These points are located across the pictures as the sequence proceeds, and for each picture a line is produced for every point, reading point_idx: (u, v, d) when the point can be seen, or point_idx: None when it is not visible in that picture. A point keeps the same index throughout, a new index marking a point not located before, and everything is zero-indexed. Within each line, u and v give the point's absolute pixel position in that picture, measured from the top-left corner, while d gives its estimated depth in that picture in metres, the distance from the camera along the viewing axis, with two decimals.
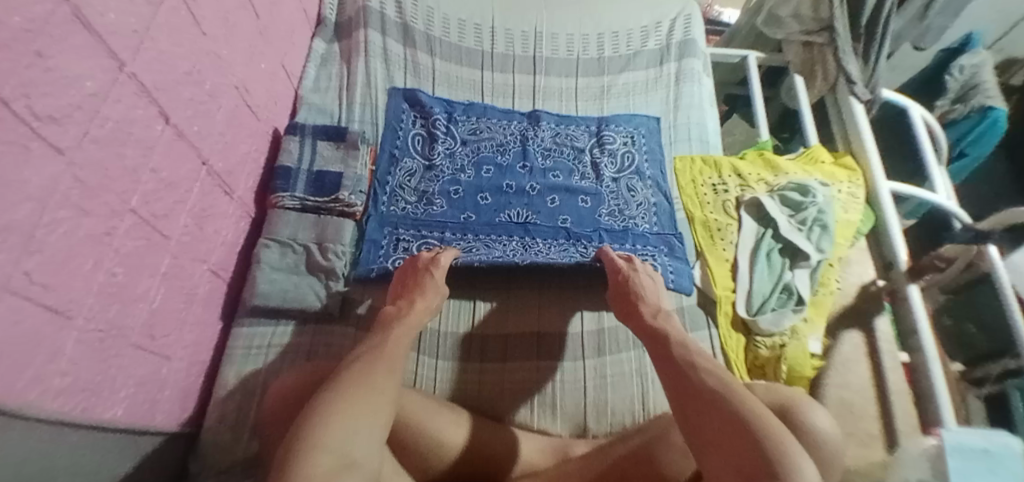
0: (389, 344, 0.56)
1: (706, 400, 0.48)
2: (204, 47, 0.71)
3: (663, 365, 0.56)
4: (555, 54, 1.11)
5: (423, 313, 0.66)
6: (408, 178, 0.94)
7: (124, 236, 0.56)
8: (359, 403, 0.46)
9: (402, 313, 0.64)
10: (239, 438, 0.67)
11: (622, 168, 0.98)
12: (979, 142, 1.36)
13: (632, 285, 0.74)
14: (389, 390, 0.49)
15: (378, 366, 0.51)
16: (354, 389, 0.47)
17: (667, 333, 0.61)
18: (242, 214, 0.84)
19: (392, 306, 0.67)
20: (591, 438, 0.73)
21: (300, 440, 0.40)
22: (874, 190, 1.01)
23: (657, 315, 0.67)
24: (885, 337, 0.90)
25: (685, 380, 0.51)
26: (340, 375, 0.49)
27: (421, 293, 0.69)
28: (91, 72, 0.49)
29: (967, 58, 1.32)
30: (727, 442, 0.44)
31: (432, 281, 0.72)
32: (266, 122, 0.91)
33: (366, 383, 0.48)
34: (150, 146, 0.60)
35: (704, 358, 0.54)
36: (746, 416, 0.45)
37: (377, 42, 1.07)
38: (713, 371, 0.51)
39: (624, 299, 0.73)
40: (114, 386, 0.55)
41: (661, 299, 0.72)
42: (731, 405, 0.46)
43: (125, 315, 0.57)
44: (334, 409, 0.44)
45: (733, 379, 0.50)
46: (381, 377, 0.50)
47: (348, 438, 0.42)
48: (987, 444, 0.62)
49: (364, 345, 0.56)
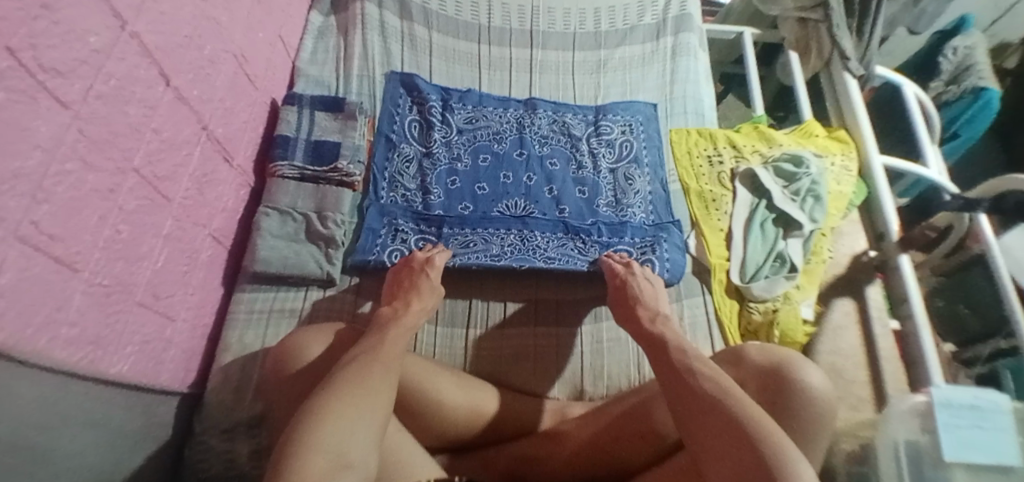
0: (385, 346, 0.54)
1: (705, 406, 0.47)
2: (203, 12, 0.71)
3: (660, 372, 0.55)
4: (552, 28, 1.11)
5: (419, 315, 0.64)
6: (405, 165, 0.92)
7: (128, 194, 0.56)
8: (355, 405, 0.44)
9: (398, 315, 0.62)
10: (242, 399, 0.69)
11: (620, 158, 0.98)
12: (972, 123, 1.35)
13: (632, 290, 0.72)
14: (385, 391, 0.48)
15: (374, 367, 0.49)
16: (346, 390, 0.45)
17: (665, 338, 0.59)
18: (241, 182, 0.84)
19: (389, 307, 0.64)
20: (588, 400, 0.75)
21: (292, 445, 0.39)
22: (868, 164, 1.02)
23: (655, 321, 0.65)
24: (876, 304, 0.92)
25: (682, 386, 0.50)
26: (334, 377, 0.48)
27: (416, 294, 0.68)
28: (96, 28, 0.49)
29: (960, 40, 1.35)
30: (725, 444, 0.43)
31: (428, 282, 0.70)
32: (264, 91, 0.91)
33: (364, 383, 0.47)
34: (152, 106, 0.60)
35: (700, 362, 0.53)
36: (747, 423, 0.43)
37: (374, 15, 1.07)
38: (711, 377, 0.50)
39: (623, 303, 0.71)
40: (120, 342, 0.57)
41: (660, 304, 0.70)
42: (733, 412, 0.45)
43: (130, 272, 0.58)
44: (328, 410, 0.43)
45: (730, 383, 0.49)
46: (377, 378, 0.48)
47: (344, 437, 0.41)
48: (974, 401, 0.64)
49: (358, 347, 0.54)
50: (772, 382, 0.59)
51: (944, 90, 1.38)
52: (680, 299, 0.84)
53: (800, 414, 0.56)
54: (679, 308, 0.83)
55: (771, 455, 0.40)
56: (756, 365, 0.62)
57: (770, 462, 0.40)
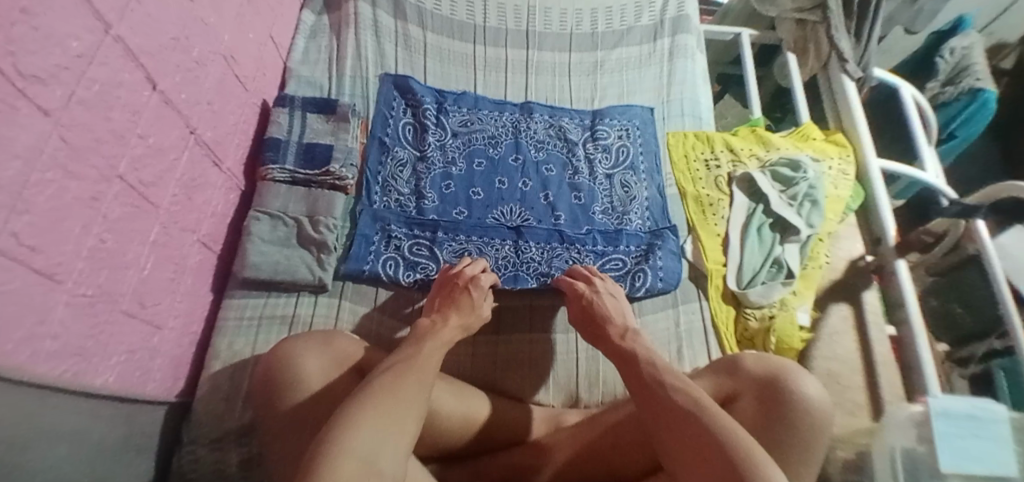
0: (421, 357, 0.53)
1: (678, 419, 0.47)
2: (191, 13, 0.69)
3: (631, 388, 0.55)
4: (548, 29, 1.10)
5: (456, 330, 0.63)
6: (399, 168, 0.91)
7: (112, 201, 0.55)
8: (386, 415, 0.44)
9: (434, 329, 0.61)
10: (233, 407, 0.68)
11: (616, 163, 0.96)
12: (971, 122, 1.34)
13: (595, 309, 0.70)
14: (417, 402, 0.47)
15: (408, 378, 0.49)
16: (378, 399, 0.45)
17: (637, 355, 0.58)
18: (231, 186, 0.83)
19: (427, 320, 0.64)
20: (583, 408, 0.74)
21: (323, 450, 0.39)
22: (865, 168, 1.01)
23: (624, 337, 0.63)
24: (872, 309, 0.92)
25: (655, 402, 0.50)
26: (369, 383, 0.47)
27: (456, 310, 0.66)
28: (77, 31, 0.48)
29: (958, 40, 1.34)
30: (699, 456, 0.43)
31: (470, 300, 0.68)
32: (254, 93, 0.90)
33: (396, 393, 0.46)
34: (138, 111, 0.59)
35: (671, 374, 0.53)
36: (722, 434, 0.43)
37: (367, 14, 1.05)
38: (681, 389, 0.50)
39: (589, 324, 0.69)
40: (104, 353, 0.55)
41: (626, 319, 0.68)
42: (707, 424, 0.45)
43: (115, 281, 0.57)
44: (361, 417, 0.42)
45: (701, 394, 0.49)
46: (410, 389, 0.48)
47: (376, 447, 0.40)
48: (973, 411, 0.63)
49: (393, 357, 0.54)
50: (768, 391, 0.59)
51: (940, 90, 1.37)
52: (676, 305, 0.83)
53: (798, 424, 0.56)
54: (676, 313, 0.83)
55: (744, 463, 0.40)
56: (753, 374, 0.62)
57: (743, 467, 0.40)
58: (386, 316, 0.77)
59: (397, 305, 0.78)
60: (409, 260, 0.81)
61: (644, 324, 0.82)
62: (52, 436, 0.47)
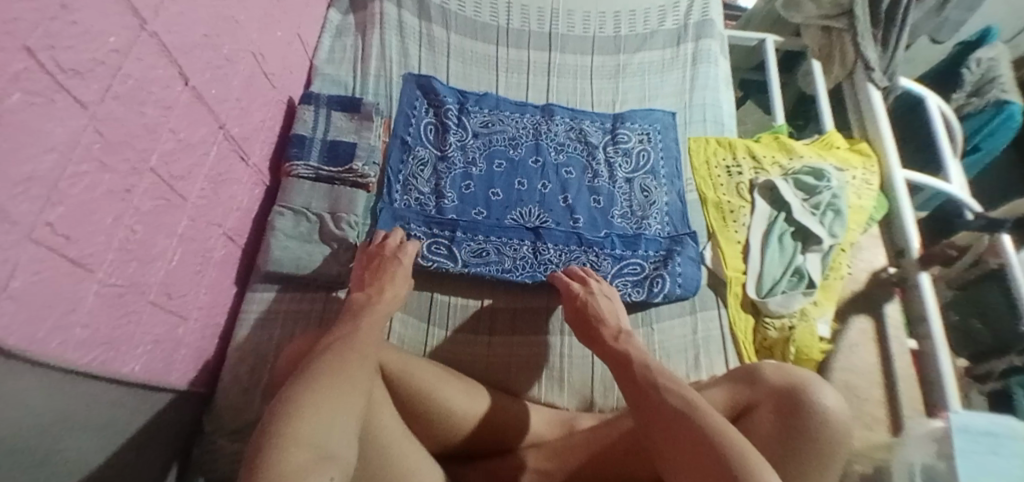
0: (362, 332, 0.52)
1: (673, 423, 0.46)
2: (222, 11, 0.71)
3: (627, 391, 0.54)
4: (571, 31, 1.10)
5: (392, 303, 0.63)
6: (420, 169, 0.91)
7: (143, 195, 0.56)
8: (334, 393, 0.42)
9: (372, 302, 0.60)
10: (251, 400, 0.69)
11: (636, 168, 0.96)
12: (995, 135, 1.32)
13: (591, 310, 0.70)
14: (363, 379, 0.47)
15: (352, 355, 0.48)
16: (326, 378, 0.44)
17: (631, 356, 0.57)
18: (257, 181, 0.84)
19: (362, 293, 0.63)
20: (598, 412, 0.74)
21: (271, 431, 0.38)
22: (889, 178, 1.00)
23: (618, 338, 0.63)
24: (893, 322, 0.90)
25: (651, 405, 0.50)
26: (315, 361, 0.46)
27: (388, 281, 0.66)
28: (114, 27, 0.49)
29: (983, 51, 1.32)
30: (694, 459, 0.43)
31: (398, 269, 0.69)
32: (281, 90, 0.91)
33: (342, 370, 0.45)
34: (169, 106, 0.60)
35: (667, 377, 0.52)
36: (716, 436, 0.43)
37: (392, 14, 1.06)
38: (674, 391, 0.50)
39: (584, 325, 0.69)
40: (131, 342, 0.57)
41: (620, 320, 0.68)
42: (702, 426, 0.44)
43: (143, 273, 0.58)
44: (307, 396, 0.41)
45: (696, 396, 0.48)
46: (355, 365, 0.47)
47: (323, 428, 0.39)
48: (992, 427, 0.63)
49: (333, 334, 0.53)
50: (787, 402, 0.58)
51: (967, 101, 1.34)
52: (694, 312, 0.83)
53: (814, 436, 0.55)
54: (693, 319, 0.82)
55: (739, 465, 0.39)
56: (772, 383, 0.61)
57: (737, 468, 0.39)
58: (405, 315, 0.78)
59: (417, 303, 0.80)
60: (428, 259, 0.81)
61: (660, 330, 0.81)
62: (77, 422, 0.49)
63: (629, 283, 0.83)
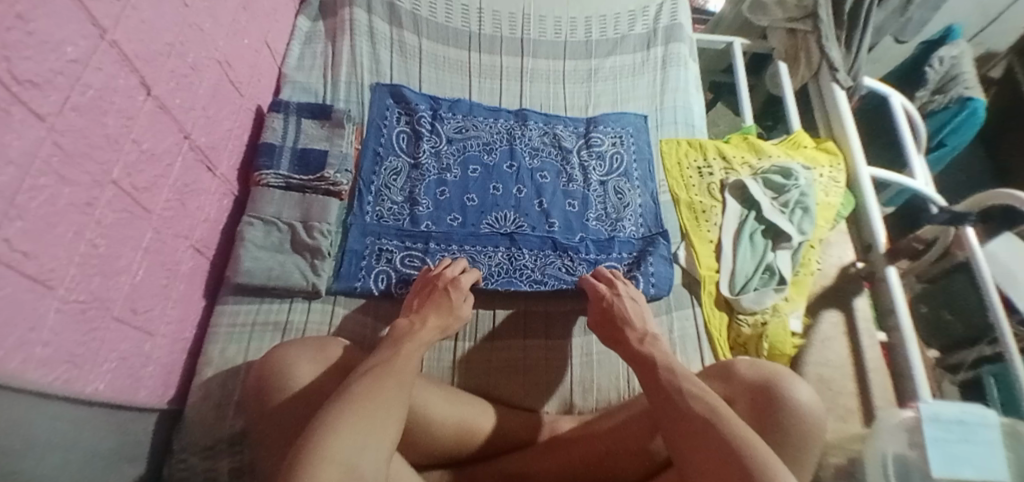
0: (398, 359, 0.54)
1: (695, 427, 0.48)
2: (186, 19, 0.70)
3: (647, 391, 0.56)
4: (543, 36, 1.11)
5: (435, 331, 0.64)
6: (393, 177, 0.91)
7: (105, 207, 0.55)
8: (365, 420, 0.45)
9: (414, 329, 0.62)
10: (224, 414, 0.67)
11: (610, 171, 0.97)
12: (958, 132, 1.36)
13: (616, 310, 0.70)
14: (397, 405, 0.49)
15: (386, 384, 0.50)
16: (358, 404, 0.47)
17: (654, 358, 0.59)
18: (225, 192, 0.82)
19: (405, 319, 0.65)
20: (577, 414, 0.74)
21: (307, 454, 0.41)
22: (856, 175, 1.03)
23: (643, 341, 0.63)
24: (863, 315, 0.93)
25: (674, 410, 0.51)
26: (350, 386, 0.49)
27: (435, 309, 0.67)
28: (72, 37, 0.48)
29: (948, 50, 1.35)
30: (712, 461, 0.44)
31: (450, 302, 0.69)
32: (249, 98, 0.90)
33: (370, 399, 0.48)
34: (132, 116, 0.59)
35: (690, 382, 0.53)
36: (738, 446, 0.44)
37: (362, 21, 1.05)
38: (699, 397, 0.51)
39: (609, 325, 0.70)
40: (96, 359, 0.55)
41: (647, 323, 0.68)
42: (723, 433, 0.46)
43: (107, 288, 0.56)
44: (340, 423, 0.44)
45: (718, 403, 0.49)
46: (387, 396, 0.49)
47: (355, 452, 0.42)
48: (963, 416, 0.62)
49: (371, 359, 0.55)
50: (762, 396, 0.59)
51: (930, 99, 1.39)
52: (670, 311, 0.84)
53: (791, 431, 0.56)
54: (669, 320, 0.83)
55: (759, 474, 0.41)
56: (747, 380, 0.62)
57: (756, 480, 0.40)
58: (379, 322, 0.78)
59: (384, 307, 0.79)
60: (402, 271, 0.81)
61: None
62: (44, 444, 0.47)
63: None
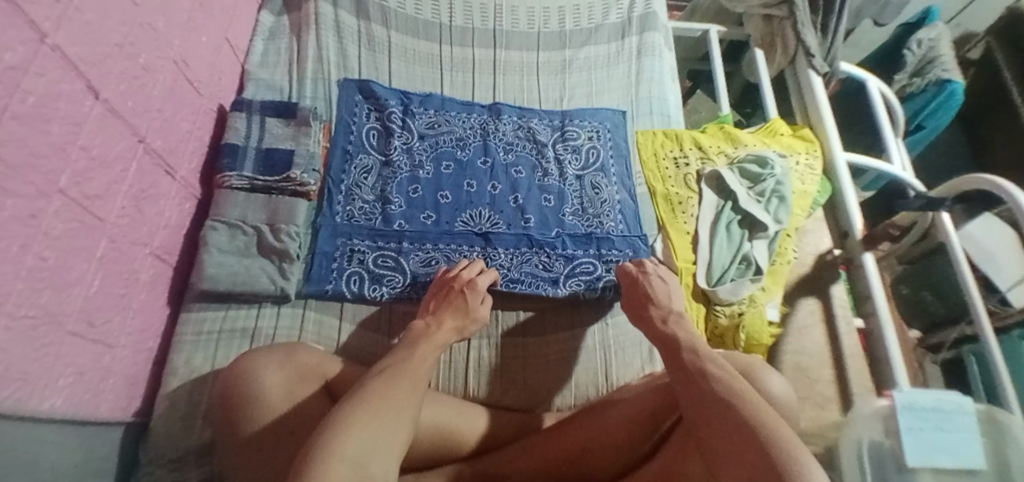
0: (414, 361, 0.54)
1: (714, 409, 0.45)
2: (136, 18, 0.66)
3: (670, 368, 0.54)
4: (516, 28, 1.09)
5: (451, 332, 0.64)
6: (363, 175, 0.89)
7: (54, 218, 0.52)
8: (377, 419, 0.44)
9: (429, 331, 0.62)
10: (192, 426, 0.65)
11: (586, 165, 0.96)
12: (936, 115, 1.37)
13: (644, 290, 0.70)
14: (408, 405, 0.48)
15: (401, 386, 0.49)
16: (371, 402, 0.46)
17: (679, 339, 0.57)
18: (187, 195, 0.80)
19: (421, 321, 0.64)
20: (555, 411, 0.73)
21: (315, 451, 0.40)
22: (832, 162, 1.02)
23: (667, 322, 0.63)
24: (840, 303, 0.93)
25: (697, 393, 0.48)
26: (363, 385, 0.49)
27: (451, 312, 0.67)
28: (11, 42, 0.45)
29: (926, 33, 1.36)
30: (733, 440, 0.41)
31: (465, 304, 0.68)
32: (209, 98, 0.86)
33: (384, 398, 0.47)
34: (80, 122, 0.56)
35: (714, 364, 0.51)
36: (758, 427, 0.41)
37: (328, 14, 1.02)
38: (722, 378, 0.48)
39: (635, 305, 0.69)
40: (52, 376, 0.52)
41: (674, 303, 0.67)
42: (743, 416, 0.43)
43: (59, 301, 0.54)
44: (352, 419, 0.43)
45: (742, 385, 0.47)
46: (400, 395, 0.48)
47: (365, 450, 0.42)
48: (938, 404, 0.63)
49: (387, 359, 0.55)
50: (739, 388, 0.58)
51: (908, 82, 1.38)
52: None
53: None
54: None
55: (782, 453, 0.38)
56: None
57: (782, 463, 0.37)
58: (351, 325, 0.76)
59: (357, 311, 0.78)
60: (374, 273, 0.79)
61: (615, 326, 0.81)
62: (4, 471, 0.44)
63: (581, 284, 0.82)
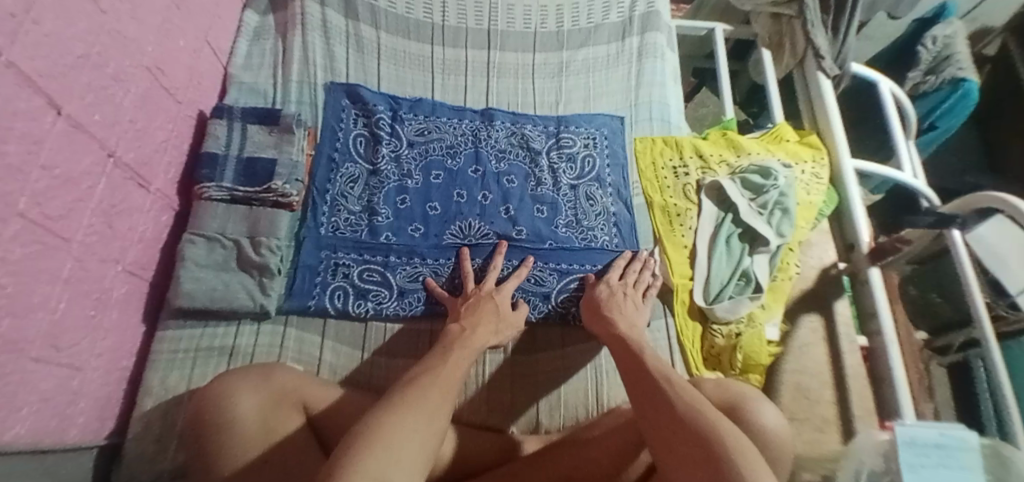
0: (445, 367, 0.53)
1: (680, 415, 0.45)
2: (104, 26, 0.62)
3: (625, 377, 0.54)
4: (511, 27, 1.04)
5: (486, 336, 0.64)
6: (350, 185, 0.86)
7: (11, 242, 0.49)
8: (406, 434, 0.41)
9: (466, 334, 0.62)
10: (165, 448, 0.63)
11: (582, 174, 0.92)
12: (951, 114, 1.31)
13: (613, 301, 0.72)
14: (434, 417, 0.45)
15: (432, 399, 0.47)
16: (398, 412, 0.43)
17: (640, 346, 0.58)
18: (163, 207, 0.77)
19: (456, 325, 0.64)
20: (544, 434, 0.71)
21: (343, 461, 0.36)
22: (839, 169, 0.98)
23: (632, 328, 0.65)
24: (844, 320, 0.90)
25: (652, 406, 0.48)
26: (389, 395, 0.47)
27: (485, 316, 0.67)
28: None
29: (942, 29, 1.29)
30: (695, 459, 0.41)
31: (494, 309, 0.69)
32: (188, 104, 0.84)
33: (409, 409, 0.44)
34: (39, 140, 0.52)
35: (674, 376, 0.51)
36: (715, 440, 0.41)
37: (315, 13, 0.98)
38: (681, 389, 0.49)
39: (594, 311, 0.70)
40: (13, 407, 0.50)
41: (631, 314, 0.70)
42: (708, 426, 0.43)
43: (20, 328, 0.51)
44: (384, 428, 0.40)
45: (697, 397, 0.47)
46: (426, 406, 0.45)
47: (385, 466, 0.36)
48: (941, 439, 0.60)
49: (421, 365, 0.54)
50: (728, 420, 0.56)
51: (922, 80, 1.32)
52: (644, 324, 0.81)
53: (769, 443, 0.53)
54: None
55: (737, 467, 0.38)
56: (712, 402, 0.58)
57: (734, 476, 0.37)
58: (331, 342, 0.74)
59: (341, 327, 0.75)
60: (359, 288, 0.77)
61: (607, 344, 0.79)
62: None
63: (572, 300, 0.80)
